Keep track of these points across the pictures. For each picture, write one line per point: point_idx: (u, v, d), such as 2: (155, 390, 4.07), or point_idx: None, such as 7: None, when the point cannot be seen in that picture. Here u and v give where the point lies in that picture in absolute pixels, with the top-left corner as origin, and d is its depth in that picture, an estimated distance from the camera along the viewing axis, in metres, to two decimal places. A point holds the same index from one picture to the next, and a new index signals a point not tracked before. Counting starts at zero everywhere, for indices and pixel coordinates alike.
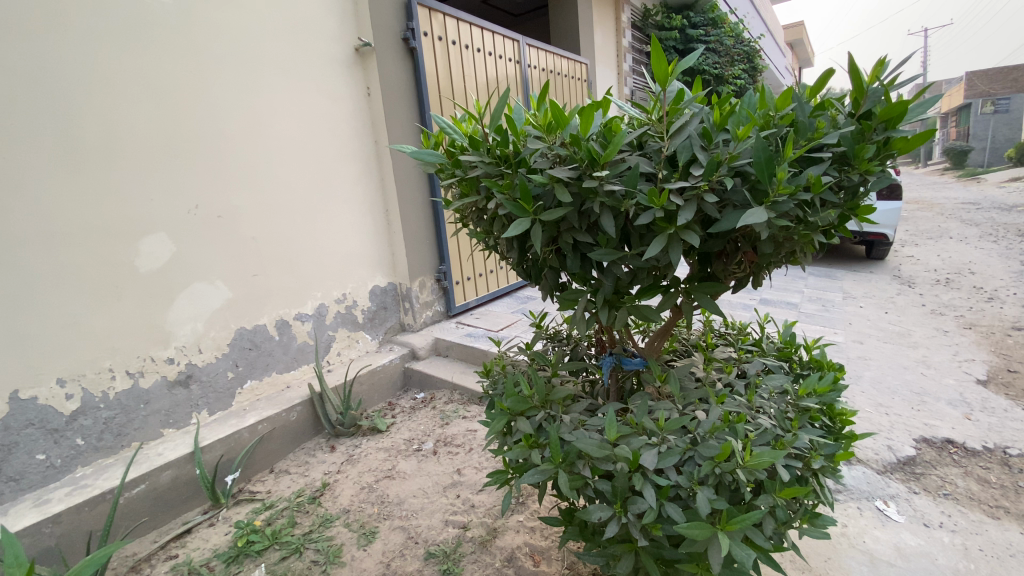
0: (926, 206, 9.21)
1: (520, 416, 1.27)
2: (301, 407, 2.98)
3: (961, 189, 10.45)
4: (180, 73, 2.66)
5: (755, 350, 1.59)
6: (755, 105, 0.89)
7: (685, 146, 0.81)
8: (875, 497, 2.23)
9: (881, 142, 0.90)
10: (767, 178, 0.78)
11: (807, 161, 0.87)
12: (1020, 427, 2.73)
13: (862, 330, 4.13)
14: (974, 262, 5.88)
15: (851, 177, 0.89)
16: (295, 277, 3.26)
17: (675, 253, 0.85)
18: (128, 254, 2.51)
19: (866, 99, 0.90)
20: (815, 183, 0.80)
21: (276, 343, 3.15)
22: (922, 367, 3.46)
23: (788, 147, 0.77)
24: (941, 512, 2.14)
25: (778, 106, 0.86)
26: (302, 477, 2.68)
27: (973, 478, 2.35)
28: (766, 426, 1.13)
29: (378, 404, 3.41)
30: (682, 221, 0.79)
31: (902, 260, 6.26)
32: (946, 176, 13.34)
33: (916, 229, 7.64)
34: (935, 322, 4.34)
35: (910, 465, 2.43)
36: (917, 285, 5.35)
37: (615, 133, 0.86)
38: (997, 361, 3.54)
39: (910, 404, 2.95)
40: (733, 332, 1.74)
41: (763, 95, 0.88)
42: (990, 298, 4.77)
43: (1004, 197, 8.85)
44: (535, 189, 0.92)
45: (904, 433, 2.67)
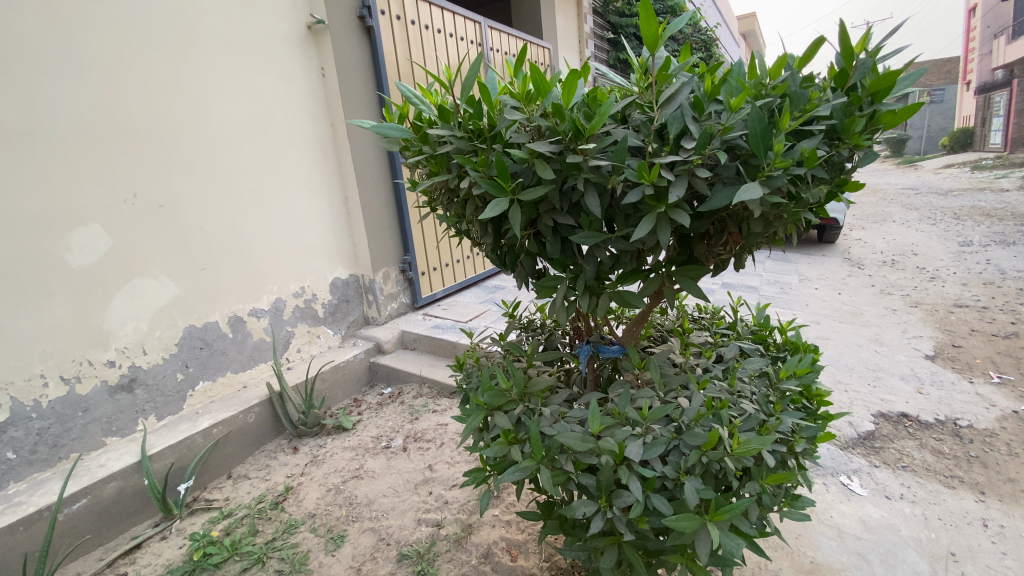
0: (870, 191, 9.65)
1: (497, 411, 1.20)
2: (260, 407, 2.83)
3: (901, 175, 10.99)
4: (111, 49, 2.43)
5: (730, 333, 1.58)
6: (744, 74, 0.84)
7: (676, 117, 0.75)
8: (840, 472, 2.29)
9: (867, 115, 0.87)
10: (762, 151, 0.73)
11: (796, 135, 0.83)
12: (967, 399, 2.86)
13: (819, 311, 4.27)
14: (916, 243, 6.18)
15: (841, 151, 0.85)
16: (248, 270, 3.07)
17: (664, 234, 0.80)
18: (58, 247, 2.28)
19: (855, 71, 0.86)
20: (809, 157, 0.76)
21: (229, 341, 2.97)
22: (876, 345, 3.60)
23: (785, 118, 0.72)
24: (900, 484, 2.22)
25: (770, 75, 0.81)
26: (264, 481, 2.54)
27: (928, 449, 2.45)
28: (750, 412, 1.11)
29: (342, 401, 3.27)
30: (674, 198, 0.73)
31: (851, 243, 6.52)
32: (888, 163, 14.02)
33: (863, 214, 7.99)
34: (885, 301, 4.53)
35: (870, 440, 2.51)
36: (866, 266, 5.58)
37: (600, 102, 0.79)
38: (943, 337, 3.72)
39: (868, 381, 3.06)
40: (707, 317, 1.72)
41: (754, 64, 0.82)
42: (933, 278, 5.02)
43: (939, 182, 9.37)
44: (513, 165, 0.85)
45: (864, 409, 2.76)
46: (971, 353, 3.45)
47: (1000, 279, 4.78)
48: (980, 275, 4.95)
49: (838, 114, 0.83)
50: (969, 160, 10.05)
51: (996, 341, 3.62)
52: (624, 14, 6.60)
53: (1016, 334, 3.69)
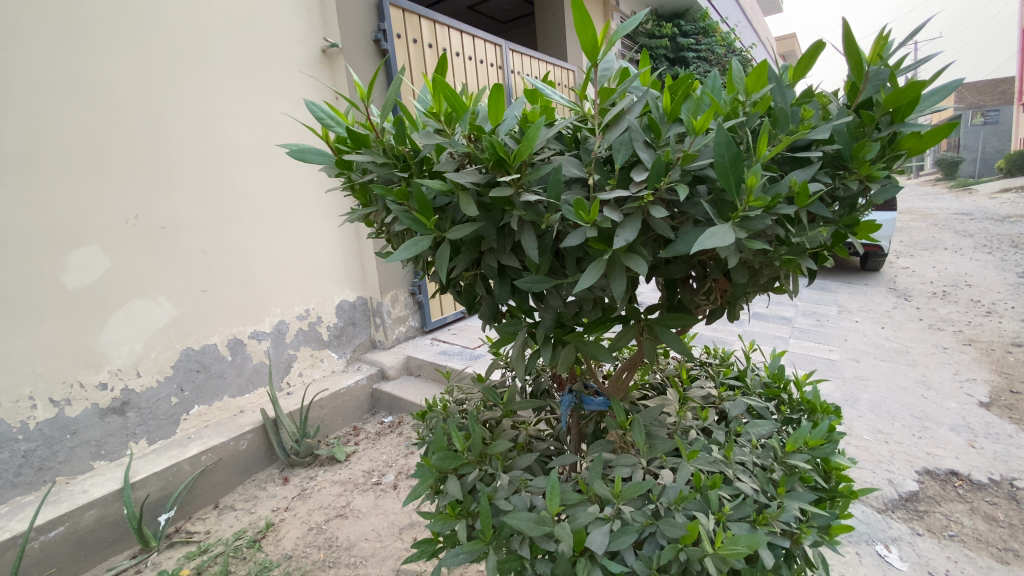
0: (919, 216, 9.05)
1: (452, 475, 1.04)
2: (252, 434, 2.75)
3: (954, 199, 10.29)
4: (118, 73, 2.46)
5: (738, 385, 1.37)
6: (720, 89, 0.67)
7: (624, 142, 0.59)
8: (876, 540, 2.00)
9: (885, 138, 0.70)
10: (731, 186, 0.56)
11: (794, 165, 0.66)
12: None
13: (858, 347, 3.92)
14: (969, 273, 5.70)
15: (849, 184, 0.67)
16: (252, 292, 3.02)
17: (619, 287, 0.65)
18: (54, 268, 2.28)
19: (867, 83, 0.68)
20: (802, 191, 0.59)
21: (228, 364, 2.90)
22: (922, 388, 3.25)
23: (761, 143, 0.55)
24: (947, 558, 1.91)
25: (750, 89, 0.64)
26: (248, 514, 2.45)
27: (980, 516, 2.13)
28: (746, 495, 0.91)
29: (341, 429, 3.16)
30: (620, 244, 0.58)
31: (898, 272, 6.06)
32: (939, 185, 13.22)
33: (911, 240, 7.46)
34: (933, 338, 4.13)
35: (912, 502, 2.20)
36: (913, 298, 5.15)
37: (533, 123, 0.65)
38: (999, 381, 3.33)
39: (911, 430, 2.74)
40: (715, 362, 1.52)
41: (729, 80, 0.66)
42: (989, 313, 4.57)
43: (996, 207, 8.68)
44: (439, 198, 0.70)
45: (905, 465, 2.45)
46: None
47: None
48: None
49: (845, 137, 0.66)
50: None
51: None
52: (654, 36, 6.40)
53: None
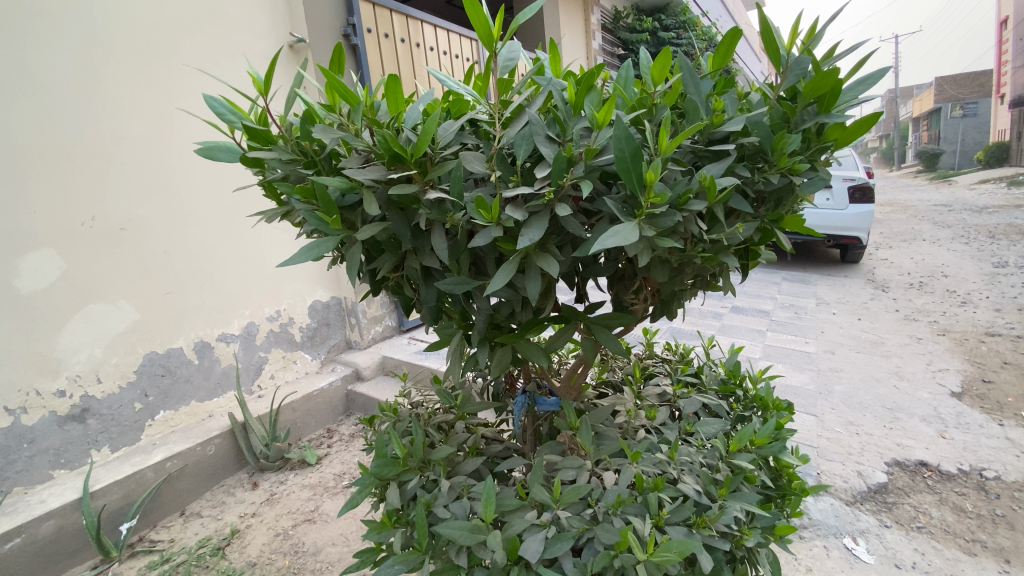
0: (898, 208, 9.12)
1: (392, 482, 1.01)
2: (220, 439, 2.69)
3: (934, 191, 10.37)
4: (71, 69, 2.37)
5: (695, 382, 1.36)
6: (631, 81, 0.64)
7: (525, 137, 0.56)
8: (844, 534, 2.00)
9: (810, 130, 0.68)
10: (634, 183, 0.54)
11: (711, 159, 0.64)
12: (997, 445, 2.53)
13: (834, 339, 3.94)
14: (946, 263, 5.75)
15: (769, 178, 0.65)
16: (218, 294, 2.95)
17: (533, 289, 0.62)
18: (5, 271, 2.20)
19: (788, 74, 0.67)
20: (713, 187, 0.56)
21: (195, 368, 2.84)
22: (895, 379, 3.27)
23: (661, 137, 0.53)
24: (914, 550, 1.92)
25: (657, 80, 0.62)
26: (214, 521, 2.41)
27: (948, 507, 2.13)
28: (686, 498, 0.89)
29: (314, 431, 3.12)
30: (523, 244, 0.54)
31: (876, 263, 6.10)
32: (920, 177, 13.33)
33: (890, 232, 7.52)
34: (908, 328, 4.16)
35: (881, 494, 2.21)
36: (891, 289, 5.19)
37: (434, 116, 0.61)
38: (971, 371, 3.36)
39: (882, 422, 2.76)
40: (675, 359, 1.51)
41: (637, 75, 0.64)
42: (963, 303, 4.62)
43: (974, 198, 8.76)
44: (346, 196, 0.66)
45: (875, 456, 2.46)
46: (1003, 390, 3.09)
47: None
48: (1015, 300, 4.54)
49: (766, 131, 0.63)
50: (1006, 173, 9.45)
51: None
52: (635, 30, 6.33)
53: None
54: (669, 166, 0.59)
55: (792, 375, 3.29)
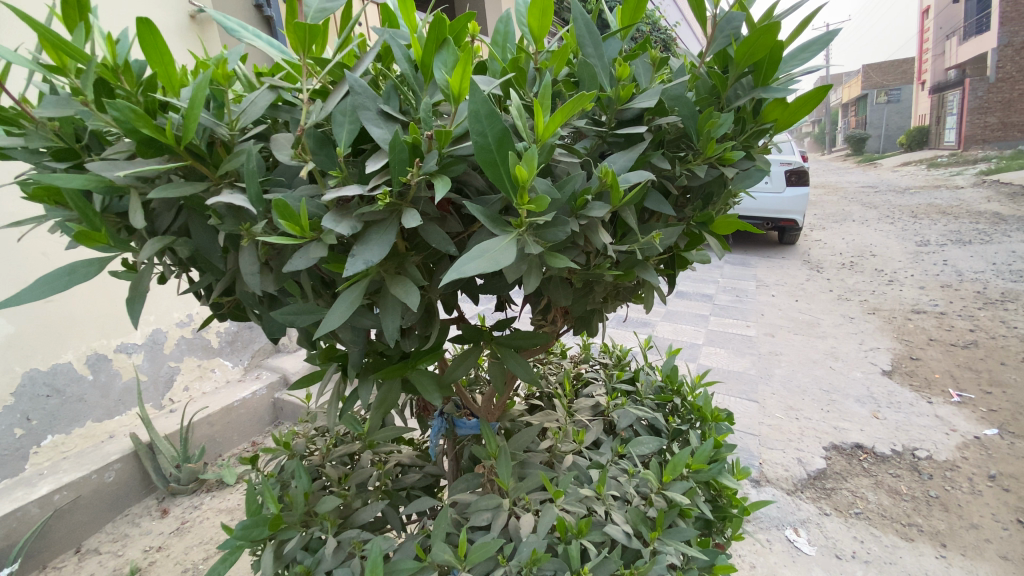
0: (829, 190, 9.49)
1: (268, 543, 0.83)
2: (121, 464, 2.39)
3: (862, 172, 10.86)
4: None
5: (632, 390, 1.23)
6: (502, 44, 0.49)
7: (348, 112, 0.39)
8: (786, 525, 1.97)
9: (745, 108, 0.54)
10: (505, 183, 0.37)
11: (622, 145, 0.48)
12: (926, 424, 2.60)
13: (773, 321, 3.99)
14: (874, 243, 5.99)
15: (695, 170, 0.51)
16: (115, 299, 2.57)
17: (391, 326, 0.45)
18: None
19: (716, 33, 0.52)
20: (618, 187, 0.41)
21: (89, 385, 2.50)
22: (830, 360, 3.33)
23: (540, 112, 0.37)
24: (853, 538, 1.92)
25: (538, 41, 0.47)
26: (115, 558, 2.14)
27: (883, 490, 2.16)
28: (612, 548, 0.76)
29: (238, 446, 2.84)
30: (349, 271, 0.37)
31: (811, 245, 6.29)
32: (848, 159, 13.98)
33: (822, 213, 7.80)
34: (842, 309, 4.29)
35: (821, 480, 2.21)
36: (825, 270, 5.35)
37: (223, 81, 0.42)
38: (900, 349, 3.47)
39: (820, 405, 2.78)
40: (611, 363, 1.38)
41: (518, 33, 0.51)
42: (891, 281, 4.80)
43: (897, 178, 9.22)
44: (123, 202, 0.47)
45: (815, 441, 2.47)
46: (930, 367, 3.19)
47: (957, 281, 4.59)
48: (937, 277, 4.75)
49: (691, 109, 0.48)
50: (925, 155, 9.99)
51: (955, 352, 3.38)
52: None
53: (975, 343, 3.46)
54: (562, 157, 0.43)
55: (734, 361, 3.28)
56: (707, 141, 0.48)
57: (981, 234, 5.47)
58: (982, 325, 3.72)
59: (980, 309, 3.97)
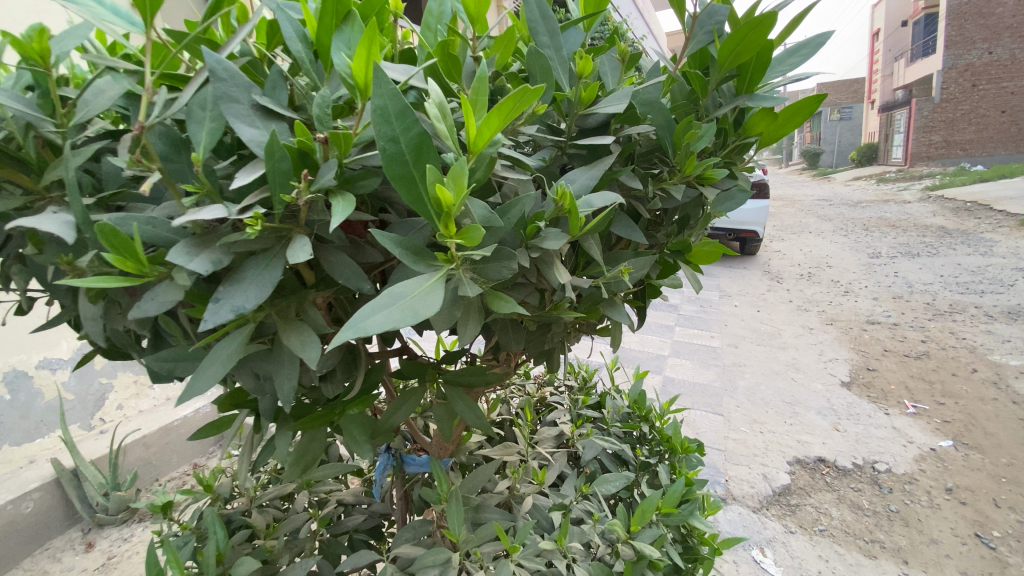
0: (787, 202, 9.78)
1: None
2: (40, 493, 2.16)
3: (817, 185, 11.26)
4: None
5: (599, 417, 1.15)
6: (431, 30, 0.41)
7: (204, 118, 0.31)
8: (752, 545, 1.92)
9: (726, 119, 0.47)
10: (426, 208, 0.27)
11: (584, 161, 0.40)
12: (884, 436, 2.62)
13: (736, 332, 4.02)
14: (830, 255, 6.16)
15: (671, 190, 0.43)
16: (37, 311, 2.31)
17: (287, 386, 0.35)
18: None
19: (695, 29, 0.44)
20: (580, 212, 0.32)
21: (5, 406, 2.24)
22: (792, 371, 3.35)
23: (473, 113, 0.27)
24: (818, 556, 1.90)
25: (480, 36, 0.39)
26: None
27: (846, 505, 2.15)
28: None
29: (178, 469, 2.62)
30: (204, 327, 0.27)
31: (771, 255, 6.42)
32: (803, 172, 14.50)
33: (780, 224, 8.00)
34: (801, 319, 4.36)
35: (785, 497, 2.18)
36: (784, 280, 5.46)
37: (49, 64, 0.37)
38: (857, 359, 3.54)
39: (783, 418, 2.77)
40: (577, 385, 1.29)
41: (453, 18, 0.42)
42: (847, 292, 4.93)
43: (849, 191, 9.58)
44: None
45: (779, 456, 2.44)
46: (885, 378, 3.26)
47: (908, 293, 4.75)
48: (889, 288, 4.91)
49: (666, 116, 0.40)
50: (875, 171, 10.43)
51: (909, 363, 3.47)
52: None
53: (927, 354, 3.56)
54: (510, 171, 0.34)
55: (699, 372, 3.26)
56: (686, 154, 0.40)
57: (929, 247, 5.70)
58: (932, 336, 3.84)
59: (930, 320, 4.10)
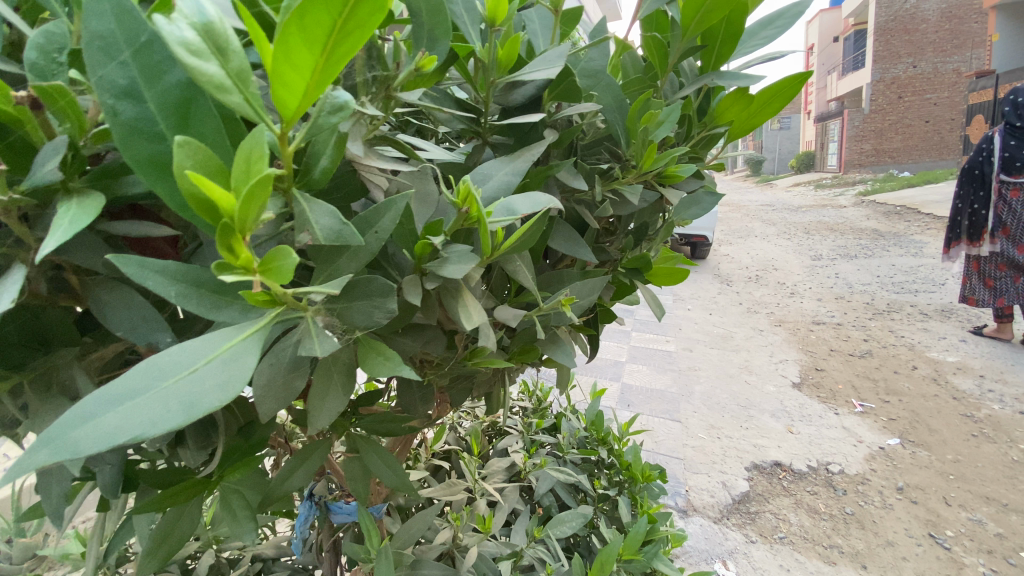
0: (733, 206, 10.05)
1: None
2: None
3: (759, 191, 11.67)
4: None
5: (554, 443, 1.05)
6: None
7: None
8: (714, 558, 1.83)
9: (690, 102, 0.38)
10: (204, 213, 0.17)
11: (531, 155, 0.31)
12: (836, 436, 2.65)
13: (690, 336, 4.03)
14: (775, 257, 6.34)
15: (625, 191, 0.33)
16: None
17: (53, 490, 0.26)
18: None
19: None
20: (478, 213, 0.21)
21: None
22: (745, 374, 3.36)
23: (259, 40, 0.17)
24: (780, 566, 1.85)
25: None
26: None
27: (804, 510, 2.13)
28: None
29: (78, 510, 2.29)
30: None
31: (720, 258, 6.53)
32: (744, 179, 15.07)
33: (728, 227, 8.18)
34: (752, 321, 4.43)
35: (745, 504, 2.12)
36: (734, 283, 5.56)
37: None
38: (806, 360, 3.60)
39: (739, 421, 2.74)
40: (530, 406, 1.18)
41: None
42: (792, 294, 5.07)
43: (789, 196, 9.97)
44: None
45: (737, 462, 2.38)
46: (833, 378, 3.32)
47: (848, 293, 4.94)
48: (831, 289, 5.09)
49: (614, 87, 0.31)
50: (813, 178, 10.97)
51: (853, 362, 3.56)
52: None
53: (870, 353, 3.68)
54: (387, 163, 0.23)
55: (656, 378, 3.20)
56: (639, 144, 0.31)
57: (865, 249, 5.99)
58: (873, 335, 3.98)
59: (870, 320, 4.26)
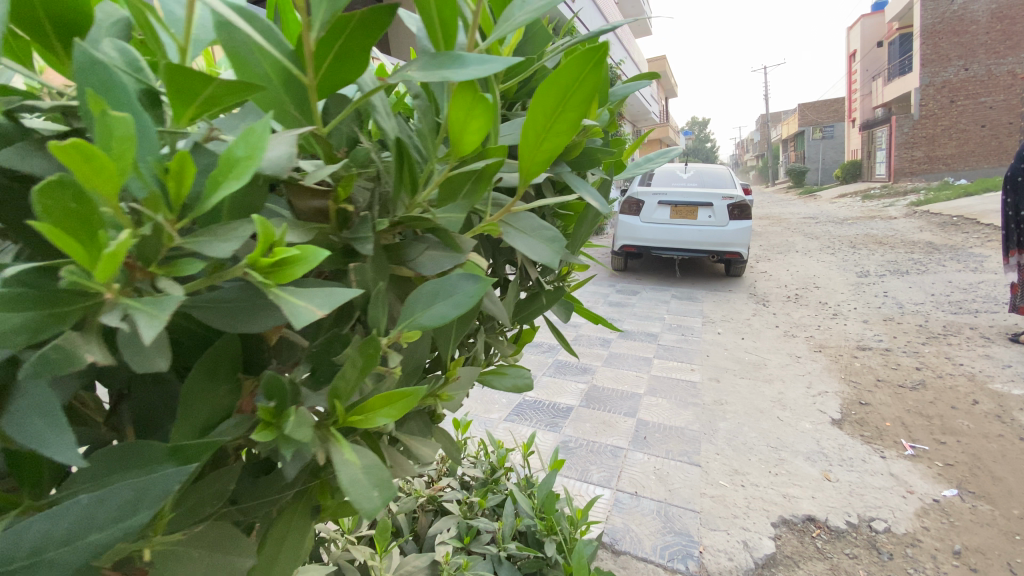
0: (772, 219, 9.46)
1: None
2: None
3: (799, 202, 11.02)
4: None
5: (493, 531, 0.87)
6: None
7: None
8: None
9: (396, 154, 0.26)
10: None
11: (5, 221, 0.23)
12: (881, 485, 2.31)
13: (719, 364, 3.70)
14: (816, 273, 5.87)
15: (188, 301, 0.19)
16: None
17: None
18: None
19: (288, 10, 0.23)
20: None
21: None
22: (778, 409, 3.02)
23: None
24: None
25: None
26: None
27: None
28: None
29: None
30: None
31: (756, 275, 6.08)
32: (784, 191, 14.33)
33: (766, 241, 7.65)
34: (788, 347, 4.04)
35: (770, 570, 1.82)
36: (770, 302, 5.13)
37: None
38: (849, 392, 3.22)
39: (767, 466, 2.43)
40: (482, 475, 1.02)
41: None
42: (835, 315, 4.65)
43: (833, 207, 9.32)
44: None
45: (761, 516, 2.08)
46: (880, 414, 2.94)
47: (899, 314, 4.48)
48: (879, 310, 4.64)
49: (91, 53, 0.21)
50: (858, 189, 10.31)
51: (904, 395, 3.16)
52: None
53: (923, 384, 3.27)
54: None
55: (676, 414, 2.91)
56: (62, 200, 0.17)
57: (917, 265, 5.51)
58: (927, 363, 3.56)
59: (923, 345, 3.83)
